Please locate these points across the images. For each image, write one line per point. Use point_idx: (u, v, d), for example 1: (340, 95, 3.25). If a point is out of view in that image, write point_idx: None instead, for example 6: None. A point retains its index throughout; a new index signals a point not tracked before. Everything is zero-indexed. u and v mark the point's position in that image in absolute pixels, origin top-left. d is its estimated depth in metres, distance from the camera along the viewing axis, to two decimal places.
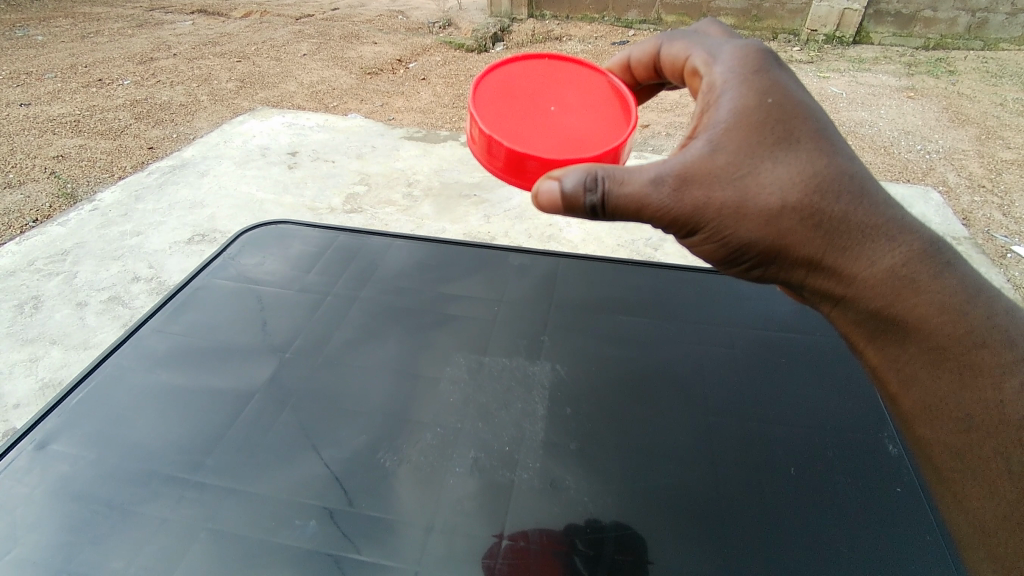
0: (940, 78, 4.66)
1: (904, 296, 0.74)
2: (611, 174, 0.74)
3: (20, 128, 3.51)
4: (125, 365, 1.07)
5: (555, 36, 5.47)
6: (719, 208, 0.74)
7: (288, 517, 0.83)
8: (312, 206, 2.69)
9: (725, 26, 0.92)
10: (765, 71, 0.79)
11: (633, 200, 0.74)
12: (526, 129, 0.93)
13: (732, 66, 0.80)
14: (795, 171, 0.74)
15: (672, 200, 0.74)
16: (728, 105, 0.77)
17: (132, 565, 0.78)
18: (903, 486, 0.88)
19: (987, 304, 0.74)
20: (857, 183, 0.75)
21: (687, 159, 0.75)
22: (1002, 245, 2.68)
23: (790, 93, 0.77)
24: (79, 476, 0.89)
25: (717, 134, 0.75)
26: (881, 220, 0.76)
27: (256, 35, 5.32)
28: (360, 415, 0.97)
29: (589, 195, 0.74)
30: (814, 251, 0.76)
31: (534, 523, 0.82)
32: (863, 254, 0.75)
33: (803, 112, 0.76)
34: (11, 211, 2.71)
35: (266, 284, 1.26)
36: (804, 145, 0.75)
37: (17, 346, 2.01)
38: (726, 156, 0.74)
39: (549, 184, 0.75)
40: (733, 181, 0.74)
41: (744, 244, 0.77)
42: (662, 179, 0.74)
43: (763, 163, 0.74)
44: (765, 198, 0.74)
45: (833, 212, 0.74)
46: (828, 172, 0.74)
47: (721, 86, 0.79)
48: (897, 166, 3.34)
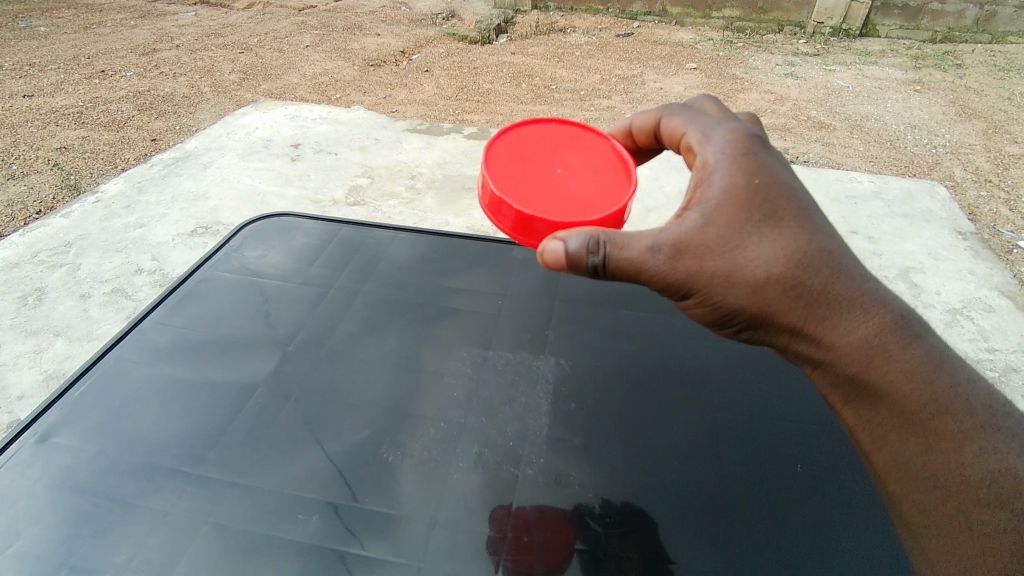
0: (947, 72, 4.63)
1: (876, 363, 0.76)
2: (614, 237, 0.75)
3: (23, 120, 3.50)
4: (128, 358, 1.07)
5: (559, 28, 5.44)
6: (710, 277, 0.76)
7: (291, 512, 0.82)
8: (314, 198, 2.68)
9: (713, 101, 0.94)
10: (755, 152, 0.80)
11: (631, 265, 0.74)
12: (535, 190, 0.92)
13: (725, 144, 0.81)
14: (781, 245, 0.76)
15: (667, 266, 0.75)
16: (720, 181, 0.78)
17: (134, 559, 0.78)
18: None
19: (949, 374, 0.76)
20: (837, 259, 0.77)
21: (681, 229, 0.76)
22: (1008, 240, 2.67)
23: (778, 171, 0.79)
24: (82, 468, 0.89)
25: (709, 207, 0.76)
26: (859, 295, 0.78)
27: (259, 26, 5.31)
28: (362, 409, 0.97)
29: (592, 256, 0.73)
30: (795, 319, 0.77)
31: (539, 520, 0.82)
32: (840, 324, 0.77)
33: (789, 189, 0.78)
34: (14, 203, 2.70)
35: (269, 276, 1.26)
36: (789, 221, 0.77)
37: (21, 337, 2.01)
38: (717, 229, 0.76)
39: (553, 244, 0.75)
40: (723, 254, 0.75)
41: (730, 310, 0.78)
42: (660, 246, 0.75)
43: (750, 237, 0.76)
44: (752, 270, 0.76)
45: (814, 285, 0.76)
46: (810, 249, 0.76)
47: (713, 163, 0.80)
48: (903, 161, 3.33)
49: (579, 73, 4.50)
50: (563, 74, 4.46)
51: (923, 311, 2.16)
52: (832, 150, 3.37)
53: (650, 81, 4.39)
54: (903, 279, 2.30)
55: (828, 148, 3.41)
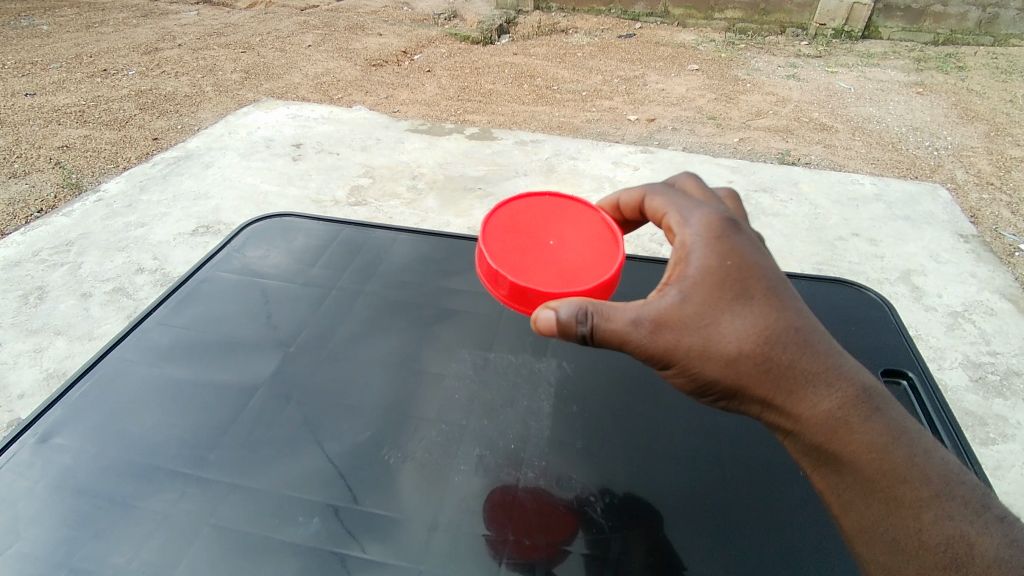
0: (950, 74, 4.63)
1: (840, 434, 0.74)
2: (600, 307, 0.76)
3: (25, 118, 3.50)
4: (129, 358, 1.07)
5: (561, 29, 5.44)
6: (683, 350, 0.75)
7: (292, 514, 0.82)
8: (316, 198, 2.68)
9: (697, 179, 0.93)
10: (734, 230, 0.79)
11: (615, 336, 0.75)
12: (531, 257, 0.92)
13: (705, 221, 0.80)
14: (751, 321, 0.75)
15: (648, 340, 0.75)
16: (698, 259, 0.77)
17: (134, 561, 0.77)
18: None
19: (905, 445, 0.74)
20: (809, 338, 0.76)
21: (656, 303, 0.76)
22: (1010, 243, 2.67)
23: (753, 248, 0.79)
24: (82, 468, 0.89)
25: (685, 282, 0.76)
26: (828, 369, 0.76)
27: (260, 25, 5.31)
28: (362, 411, 0.97)
29: (581, 325, 0.74)
30: (764, 392, 0.76)
31: (540, 524, 0.81)
32: (810, 398, 0.76)
33: (762, 266, 0.78)
34: (16, 201, 2.71)
35: (270, 277, 1.26)
36: (761, 298, 0.76)
37: (22, 336, 2.02)
38: (693, 304, 0.75)
39: (546, 312, 0.76)
40: (697, 329, 0.75)
41: (702, 381, 0.77)
42: (640, 320, 0.75)
43: (721, 312, 0.75)
44: (723, 345, 0.75)
45: (784, 360, 0.76)
46: (782, 327, 0.76)
47: (692, 239, 0.79)
48: (905, 163, 3.32)
49: (581, 74, 4.50)
50: (565, 75, 4.46)
51: (924, 313, 2.16)
52: (833, 153, 3.37)
53: (652, 82, 4.39)
54: (904, 282, 2.30)
55: (830, 150, 3.41)
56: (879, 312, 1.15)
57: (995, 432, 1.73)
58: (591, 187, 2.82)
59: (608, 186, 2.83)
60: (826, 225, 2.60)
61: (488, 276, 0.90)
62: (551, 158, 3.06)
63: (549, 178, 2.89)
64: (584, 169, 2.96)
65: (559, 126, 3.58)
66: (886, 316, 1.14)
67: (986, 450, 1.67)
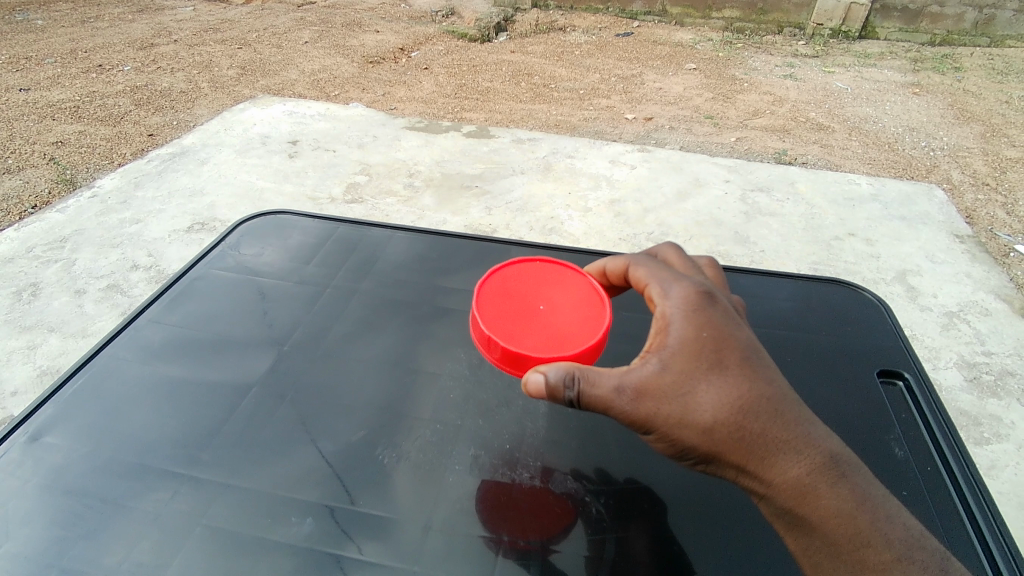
0: (946, 75, 4.64)
1: (810, 499, 0.71)
2: (587, 371, 0.73)
3: (19, 114, 3.48)
4: (121, 356, 1.06)
5: (559, 27, 5.43)
6: (662, 417, 0.72)
7: (284, 514, 0.82)
8: (312, 196, 2.67)
9: (677, 249, 0.92)
10: (714, 301, 0.78)
11: (599, 402, 0.72)
12: (523, 320, 0.86)
13: (687, 292, 0.79)
14: (728, 391, 0.73)
15: (631, 407, 0.72)
16: (678, 330, 0.75)
17: (126, 561, 0.77)
18: (909, 489, 0.83)
19: (869, 509, 0.70)
20: (786, 407, 0.73)
21: (637, 370, 0.73)
22: (1005, 244, 2.67)
23: (731, 320, 0.77)
24: (74, 467, 0.88)
25: (665, 351, 0.74)
26: (799, 436, 0.73)
27: (257, 22, 5.29)
28: (357, 410, 0.96)
29: (568, 390, 0.71)
30: (737, 459, 0.72)
31: (535, 526, 0.81)
32: (785, 465, 0.72)
33: (738, 336, 0.76)
34: (10, 197, 2.69)
35: (264, 274, 1.25)
36: (737, 366, 0.74)
37: (15, 332, 2.01)
38: (673, 373, 0.73)
39: (533, 376, 0.73)
40: (676, 397, 0.72)
41: (676, 446, 0.74)
42: (624, 387, 0.72)
43: (697, 379, 0.73)
44: (700, 413, 0.72)
45: (760, 429, 0.72)
46: (758, 396, 0.73)
47: (672, 310, 0.77)
48: (901, 163, 3.33)
49: (578, 72, 4.50)
50: (562, 73, 4.45)
51: (919, 313, 2.17)
52: (830, 152, 3.37)
53: (650, 81, 4.39)
54: (900, 282, 2.31)
55: (826, 150, 3.41)
56: (876, 314, 1.15)
57: (989, 433, 1.73)
58: (589, 186, 2.81)
59: (605, 185, 2.83)
60: (822, 225, 2.60)
61: (480, 340, 0.85)
62: (548, 157, 3.05)
63: (546, 176, 2.88)
64: (581, 168, 2.96)
65: (556, 124, 3.57)
66: (883, 318, 1.14)
67: (980, 450, 1.68)
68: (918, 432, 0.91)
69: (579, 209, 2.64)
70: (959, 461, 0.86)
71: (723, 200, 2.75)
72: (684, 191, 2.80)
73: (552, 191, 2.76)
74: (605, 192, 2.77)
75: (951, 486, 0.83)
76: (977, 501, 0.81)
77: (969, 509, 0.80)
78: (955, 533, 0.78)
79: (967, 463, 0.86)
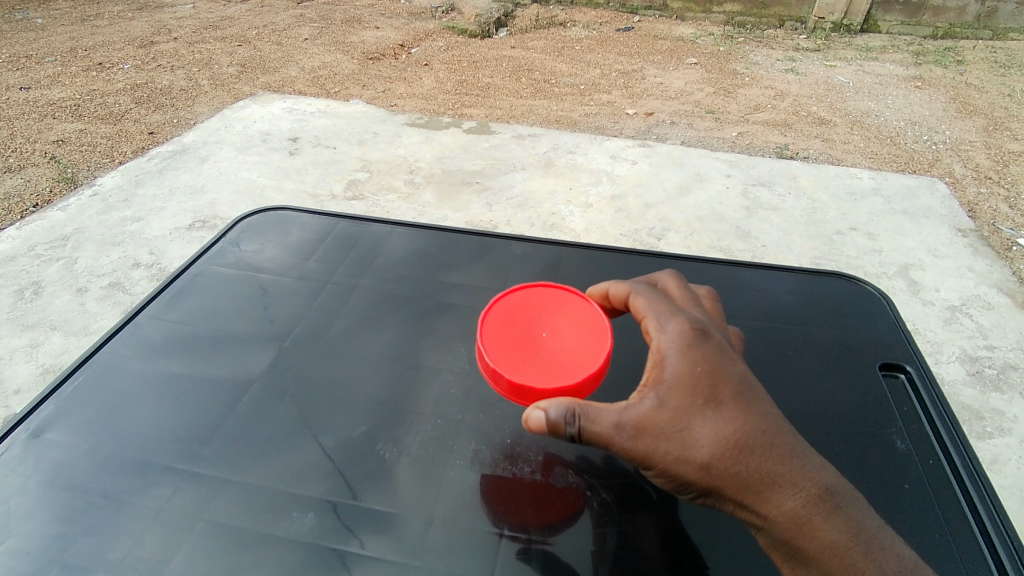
0: (948, 68, 4.62)
1: (805, 532, 0.69)
2: (587, 408, 0.72)
3: (20, 112, 3.48)
4: (123, 353, 1.07)
5: (559, 22, 5.42)
6: (660, 453, 0.71)
7: (286, 509, 0.82)
8: (313, 192, 2.67)
9: (677, 280, 0.92)
10: (706, 337, 0.78)
11: (598, 439, 0.72)
12: (528, 350, 0.86)
13: (682, 328, 0.79)
14: (722, 425, 0.73)
15: (631, 443, 0.71)
16: (672, 366, 0.76)
17: (129, 557, 0.77)
18: (911, 482, 0.83)
19: (864, 541, 0.68)
20: (780, 441, 0.73)
21: (635, 407, 0.73)
22: (1008, 237, 2.65)
23: (725, 353, 0.78)
24: (76, 463, 0.89)
25: (661, 386, 0.74)
26: (794, 469, 0.72)
27: (256, 19, 5.28)
28: (356, 405, 0.96)
29: (571, 427, 0.71)
30: (733, 494, 0.71)
31: (537, 522, 0.80)
32: (781, 501, 0.70)
33: (732, 371, 0.76)
34: (12, 195, 2.69)
35: (265, 270, 1.25)
36: (731, 402, 0.74)
37: (17, 331, 2.01)
38: (670, 408, 0.73)
39: (533, 413, 0.73)
40: (673, 433, 0.72)
41: (673, 481, 0.73)
42: (623, 423, 0.72)
43: (692, 414, 0.73)
44: (695, 449, 0.72)
45: (754, 464, 0.71)
46: (752, 431, 0.73)
47: (667, 346, 0.78)
48: (903, 157, 3.32)
49: (578, 67, 4.49)
50: (562, 68, 4.44)
51: (922, 307, 2.16)
52: (832, 147, 3.36)
53: (650, 76, 4.38)
54: (902, 276, 2.30)
55: (828, 144, 3.40)
56: (878, 307, 1.14)
57: (992, 427, 1.73)
58: (589, 181, 2.81)
59: (606, 181, 2.83)
60: (824, 219, 2.60)
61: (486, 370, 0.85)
62: (549, 152, 3.05)
63: (547, 172, 2.88)
64: (582, 163, 2.96)
65: (557, 119, 3.57)
66: (885, 311, 1.13)
67: (983, 444, 1.68)
68: (920, 426, 0.91)
69: (580, 205, 2.64)
70: (962, 455, 0.86)
71: (724, 194, 2.75)
72: (685, 186, 2.80)
73: (552, 187, 2.76)
74: (606, 188, 2.77)
75: (954, 480, 0.83)
76: (980, 493, 0.81)
77: (972, 503, 0.80)
78: (958, 526, 0.78)
79: (969, 456, 0.85)
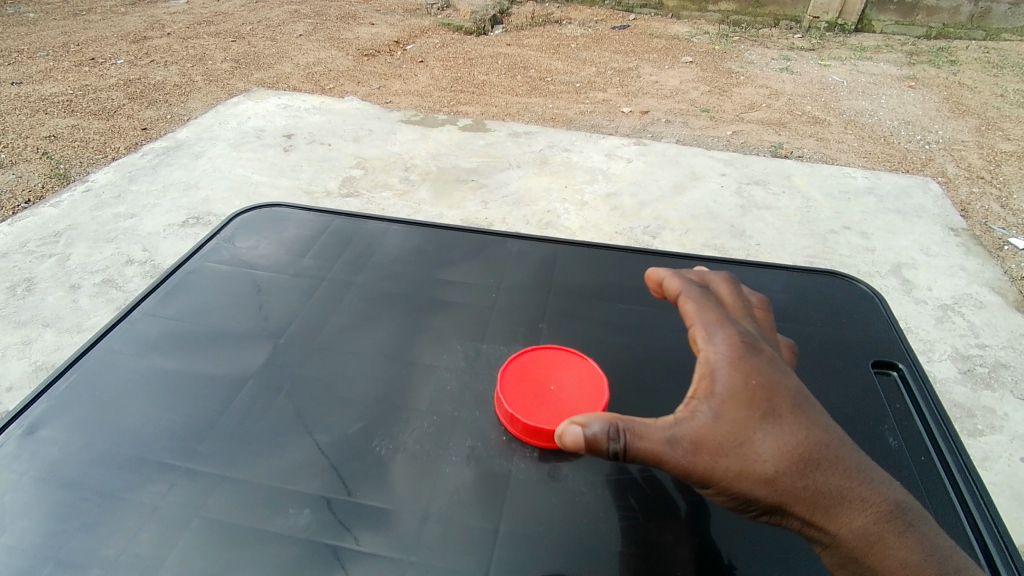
0: (942, 68, 4.64)
1: (875, 550, 0.65)
2: (634, 423, 0.65)
3: (11, 108, 3.45)
4: (116, 349, 1.06)
5: (554, 19, 5.42)
6: (721, 472, 0.65)
7: (282, 506, 0.82)
8: (308, 189, 2.66)
9: (727, 281, 0.85)
10: (757, 345, 0.73)
11: (651, 457, 0.64)
12: (541, 396, 0.92)
13: (732, 337, 0.73)
14: (783, 439, 0.67)
15: (687, 461, 0.65)
16: (725, 376, 0.70)
17: (124, 554, 0.77)
18: (903, 478, 0.83)
19: (938, 561, 0.64)
20: (844, 455, 0.68)
21: (688, 422, 0.67)
22: (1000, 237, 2.66)
23: (777, 363, 0.72)
24: (70, 460, 0.88)
25: (715, 398, 0.68)
26: (859, 483, 0.67)
27: (250, 14, 5.25)
28: (351, 402, 0.96)
29: (614, 443, 0.64)
30: (799, 510, 0.66)
31: (532, 517, 0.80)
32: (849, 519, 0.66)
33: (788, 381, 0.71)
34: (3, 191, 2.67)
35: (259, 267, 1.25)
36: (790, 414, 0.69)
37: (9, 327, 2.00)
38: (727, 422, 0.67)
39: (570, 428, 0.65)
40: (732, 449, 0.66)
41: (734, 500, 0.67)
42: (678, 440, 0.65)
43: (751, 426, 0.67)
44: (758, 463, 0.66)
45: (820, 481, 0.66)
46: (815, 444, 0.67)
47: (718, 355, 0.71)
48: (896, 156, 3.33)
49: (574, 65, 4.49)
50: (558, 66, 4.44)
51: (914, 306, 2.18)
52: (826, 146, 3.37)
53: (646, 74, 4.38)
54: (895, 274, 2.32)
55: (822, 143, 3.41)
56: (871, 305, 1.15)
57: (983, 425, 1.74)
58: (584, 179, 2.81)
59: (602, 179, 2.83)
60: (818, 218, 2.61)
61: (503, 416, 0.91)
62: (544, 150, 3.05)
63: (542, 170, 2.88)
64: (577, 161, 2.96)
65: (552, 117, 3.57)
66: (878, 309, 1.14)
67: (974, 442, 1.69)
68: (912, 424, 0.92)
69: (575, 203, 2.64)
70: (954, 452, 0.87)
71: (719, 193, 2.75)
72: (680, 184, 2.81)
73: (548, 185, 2.76)
74: (601, 186, 2.77)
75: (945, 477, 0.84)
76: (971, 489, 0.82)
77: (963, 500, 0.81)
78: (949, 523, 0.78)
79: (960, 453, 0.86)
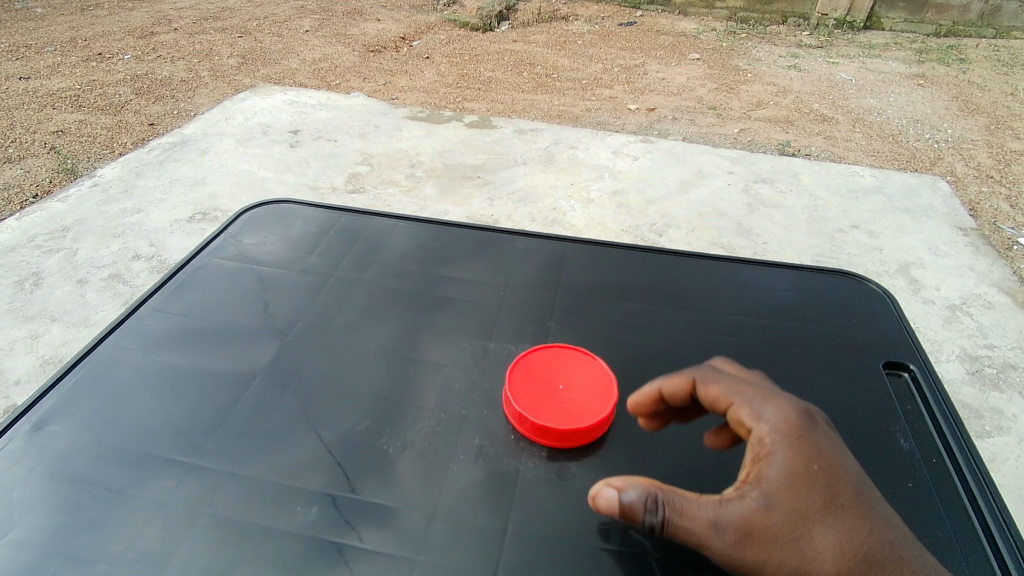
0: (951, 66, 4.61)
1: None
2: (673, 496, 0.64)
3: (19, 102, 3.46)
4: (124, 345, 1.07)
5: (561, 16, 5.40)
6: (773, 565, 0.61)
7: (289, 503, 0.82)
8: (314, 185, 2.66)
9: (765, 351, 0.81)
10: (816, 428, 0.68)
11: (692, 538, 0.62)
12: (549, 395, 0.92)
13: (788, 414, 0.68)
14: (842, 536, 0.63)
15: (733, 551, 0.62)
16: (783, 462, 0.65)
17: (132, 549, 0.77)
18: (914, 481, 0.83)
19: None
20: (905, 554, 0.64)
21: (739, 508, 0.63)
22: (1009, 237, 2.64)
23: (834, 446, 0.68)
24: (78, 456, 0.89)
25: (769, 484, 0.64)
26: None
27: (257, 10, 5.25)
28: (358, 399, 0.96)
29: (651, 515, 0.64)
30: None
31: (540, 517, 0.80)
32: None
33: (847, 470, 0.67)
34: (11, 186, 2.68)
35: (266, 264, 1.25)
36: (848, 507, 0.65)
37: (17, 322, 2.00)
38: (782, 512, 0.63)
39: (606, 493, 0.65)
40: (787, 543, 0.62)
41: None
42: (724, 526, 0.62)
43: (808, 519, 0.63)
44: (815, 562, 0.61)
45: None
46: (874, 543, 0.63)
47: (773, 435, 0.67)
48: (905, 155, 3.31)
49: (580, 62, 4.47)
50: (564, 63, 4.43)
51: (922, 306, 2.17)
52: (833, 144, 3.36)
53: (652, 71, 4.37)
54: (903, 274, 2.31)
55: (830, 141, 3.40)
56: (881, 305, 1.15)
57: (991, 426, 1.73)
58: (591, 177, 2.81)
59: (608, 176, 2.82)
60: (826, 217, 2.60)
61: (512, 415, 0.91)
62: (551, 147, 3.05)
63: (548, 167, 2.87)
64: (584, 158, 2.96)
65: (558, 114, 3.56)
66: (888, 309, 1.14)
67: (981, 443, 1.68)
68: (923, 425, 0.92)
69: (581, 200, 2.64)
70: (966, 455, 0.86)
71: (726, 191, 2.74)
72: (686, 182, 2.80)
73: (554, 182, 2.75)
74: (608, 183, 2.77)
75: (957, 480, 0.83)
76: (983, 492, 0.81)
77: (975, 504, 0.80)
78: (961, 527, 0.78)
79: (973, 456, 0.86)
